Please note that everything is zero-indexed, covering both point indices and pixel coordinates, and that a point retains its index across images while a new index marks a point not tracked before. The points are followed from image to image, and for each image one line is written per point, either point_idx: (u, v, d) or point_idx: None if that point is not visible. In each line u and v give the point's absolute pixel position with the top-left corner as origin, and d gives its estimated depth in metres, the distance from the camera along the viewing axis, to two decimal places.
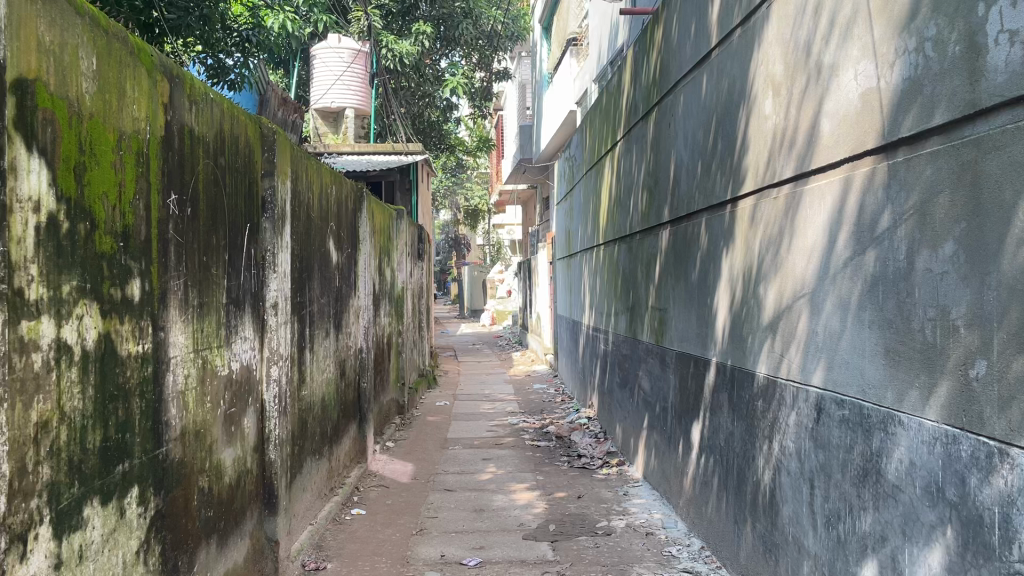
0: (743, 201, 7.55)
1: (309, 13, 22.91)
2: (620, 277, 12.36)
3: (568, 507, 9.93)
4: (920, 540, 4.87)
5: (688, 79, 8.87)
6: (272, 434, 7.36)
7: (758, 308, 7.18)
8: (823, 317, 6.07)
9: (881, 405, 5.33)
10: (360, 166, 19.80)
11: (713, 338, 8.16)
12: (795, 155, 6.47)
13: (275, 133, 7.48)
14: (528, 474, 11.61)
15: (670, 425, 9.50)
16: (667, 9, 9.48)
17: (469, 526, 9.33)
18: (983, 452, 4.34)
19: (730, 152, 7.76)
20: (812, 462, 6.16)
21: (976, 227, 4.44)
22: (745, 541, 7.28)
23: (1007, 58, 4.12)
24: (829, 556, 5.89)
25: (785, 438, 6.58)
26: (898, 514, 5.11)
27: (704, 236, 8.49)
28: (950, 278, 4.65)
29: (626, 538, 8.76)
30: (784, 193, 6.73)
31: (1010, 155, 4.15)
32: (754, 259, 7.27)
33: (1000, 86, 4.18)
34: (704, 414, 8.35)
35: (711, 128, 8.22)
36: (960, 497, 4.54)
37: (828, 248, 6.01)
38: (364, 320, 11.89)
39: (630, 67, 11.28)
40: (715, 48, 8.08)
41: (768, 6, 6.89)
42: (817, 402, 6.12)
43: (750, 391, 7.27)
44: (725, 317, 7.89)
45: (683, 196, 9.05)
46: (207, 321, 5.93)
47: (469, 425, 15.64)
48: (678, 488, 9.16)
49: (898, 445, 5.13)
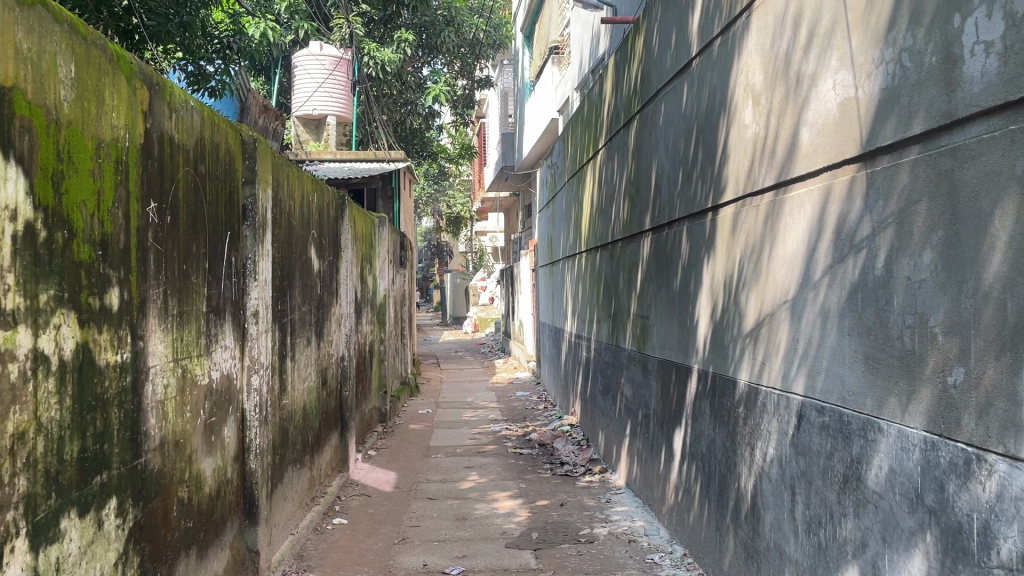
0: (724, 209, 7.59)
1: (290, 20, 22.90)
2: (602, 284, 12.39)
3: (550, 515, 9.91)
4: (899, 546, 4.91)
5: (669, 88, 8.92)
6: (252, 443, 7.30)
7: (738, 316, 7.22)
8: (804, 324, 6.11)
9: (860, 411, 5.38)
10: (342, 174, 19.75)
11: (695, 346, 8.19)
12: (775, 164, 6.53)
13: (256, 140, 7.44)
14: (511, 482, 11.58)
15: (652, 433, 9.53)
16: (647, 18, 9.54)
17: (451, 535, 9.30)
18: (961, 458, 4.40)
19: (710, 161, 7.82)
20: (793, 469, 6.21)
21: (953, 235, 4.50)
22: (727, 549, 7.30)
23: (983, 69, 4.20)
24: (810, 562, 5.92)
25: (766, 445, 6.62)
26: (877, 521, 5.15)
27: (686, 244, 8.53)
28: (928, 286, 4.71)
29: (609, 546, 8.76)
30: (765, 201, 6.77)
31: (985, 163, 4.24)
32: (735, 267, 7.31)
33: (977, 96, 4.26)
34: (686, 422, 8.37)
35: (692, 137, 8.27)
36: (939, 503, 4.59)
37: (808, 256, 6.06)
38: (346, 328, 11.84)
39: (611, 76, 11.34)
40: (695, 58, 8.13)
41: (748, 16, 6.95)
42: (798, 409, 6.15)
43: (731, 397, 7.31)
44: (707, 325, 7.93)
45: (664, 204, 9.10)
46: (187, 329, 5.88)
47: (452, 433, 15.60)
48: (660, 496, 9.18)
49: (877, 451, 5.17)
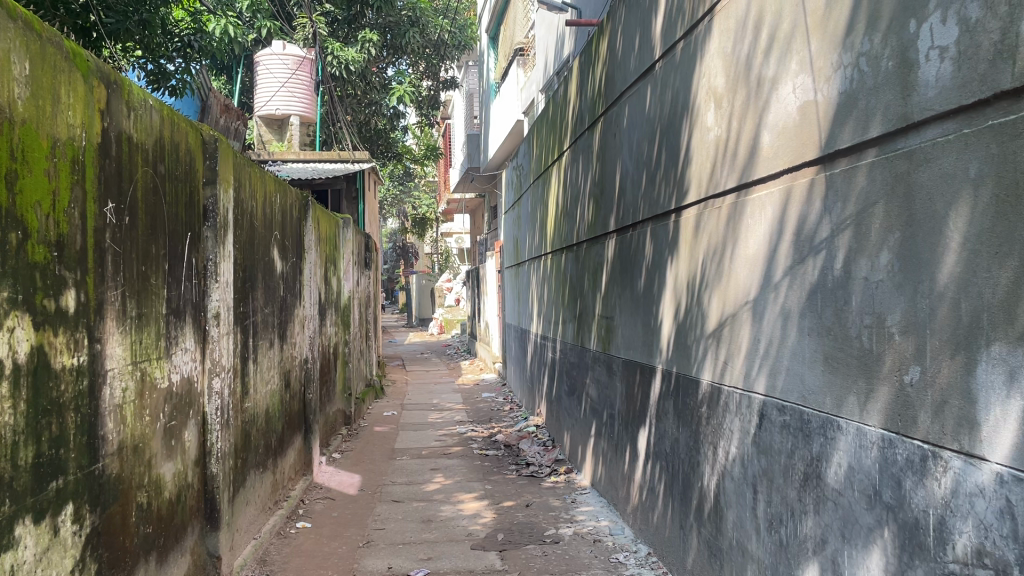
0: (687, 211, 7.66)
1: (252, 19, 22.64)
2: (567, 285, 12.44)
3: (516, 516, 9.92)
4: (858, 542, 5.00)
5: (633, 90, 8.99)
6: (214, 446, 7.19)
7: (701, 317, 7.29)
8: (765, 324, 6.20)
9: (820, 410, 5.46)
10: (305, 174, 19.55)
11: (659, 346, 8.26)
12: (737, 166, 6.61)
13: (217, 140, 7.34)
14: (477, 484, 11.56)
15: (617, 433, 9.58)
16: (611, 21, 9.61)
17: (416, 537, 9.26)
18: (917, 455, 4.50)
19: (673, 163, 7.89)
20: (754, 467, 6.29)
21: (909, 236, 4.60)
22: (691, 547, 7.37)
23: (938, 74, 4.33)
24: (771, 560, 6.00)
25: (729, 444, 6.69)
26: (837, 518, 5.24)
27: (650, 245, 8.59)
28: (885, 287, 4.81)
29: (574, 546, 8.79)
30: (726, 203, 6.85)
31: (940, 166, 4.35)
32: (697, 268, 7.39)
33: (932, 100, 4.38)
34: (650, 422, 8.43)
35: (655, 139, 8.34)
36: (896, 500, 4.68)
37: (769, 257, 6.15)
38: (310, 330, 11.72)
39: (576, 78, 11.38)
40: (658, 61, 8.20)
41: (709, 19, 7.02)
42: (760, 408, 6.23)
43: (694, 397, 7.38)
44: (670, 326, 7.99)
45: (628, 206, 9.16)
46: (146, 331, 5.78)
47: (418, 435, 15.54)
48: (625, 496, 9.23)
49: (836, 449, 5.26)
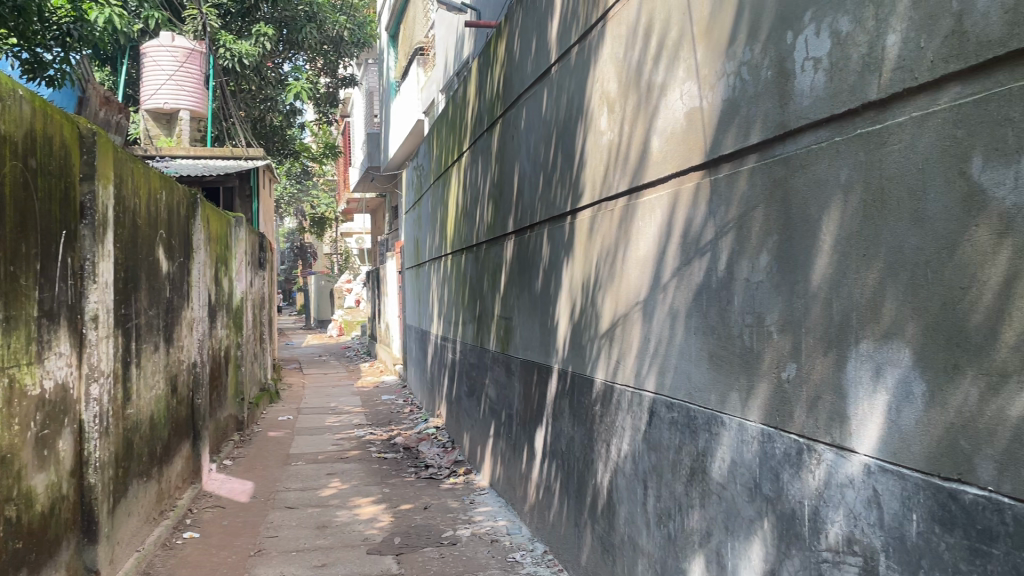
0: (582, 213, 7.77)
1: (138, 8, 21.67)
2: (467, 286, 12.44)
3: (413, 519, 9.85)
4: (740, 534, 5.19)
5: (530, 92, 9.06)
6: (91, 455, 6.83)
7: (595, 317, 7.42)
8: (655, 324, 6.36)
9: (705, 406, 5.64)
10: (196, 171, 18.86)
11: (555, 346, 8.35)
12: (629, 170, 6.75)
13: (95, 133, 6.98)
14: (374, 487, 11.41)
15: (515, 433, 9.65)
16: (509, 24, 9.67)
17: (311, 543, 9.06)
18: (794, 449, 4.73)
19: (569, 166, 8.00)
20: (645, 464, 6.44)
21: (786, 240, 4.83)
22: (585, 544, 7.49)
23: (812, 84, 4.60)
24: (660, 554, 6.15)
25: (621, 441, 6.83)
26: (720, 511, 5.42)
27: (547, 246, 8.68)
28: (764, 287, 5.03)
29: (471, 547, 8.80)
30: (619, 206, 7.00)
31: (814, 173, 4.60)
32: (592, 269, 7.51)
33: (807, 109, 4.64)
34: (547, 421, 8.52)
35: (551, 141, 8.43)
36: (775, 492, 4.89)
37: (658, 259, 6.31)
38: (198, 333, 11.30)
39: (475, 79, 11.40)
40: (554, 65, 8.30)
41: (602, 25, 7.15)
42: (650, 406, 6.38)
43: (589, 396, 7.50)
44: (566, 326, 8.10)
45: (526, 208, 9.23)
46: (14, 335, 5.43)
47: (314, 439, 15.22)
48: (522, 495, 9.30)
49: (720, 444, 5.45)
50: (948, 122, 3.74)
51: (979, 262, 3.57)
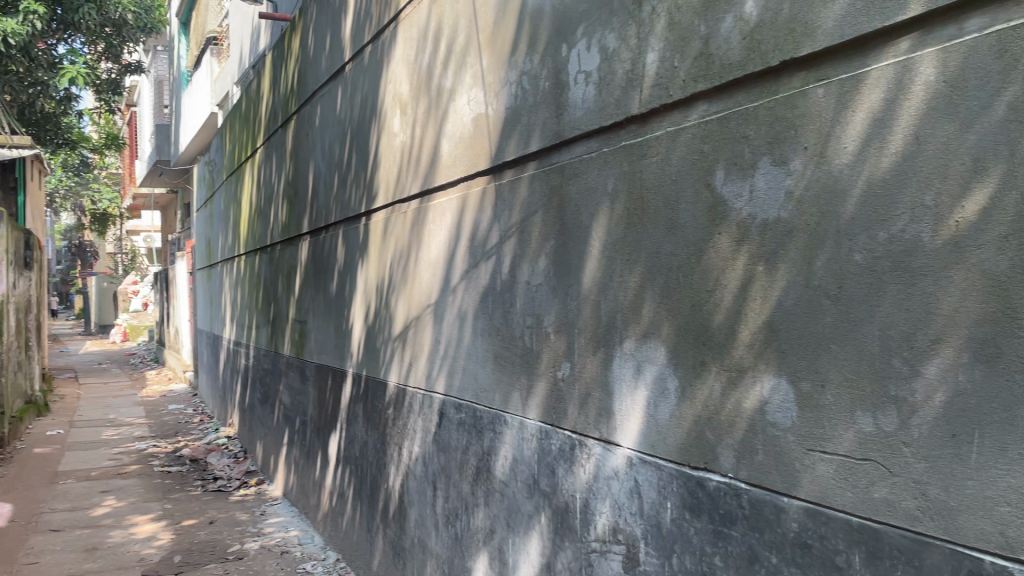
0: (376, 214, 7.69)
1: None
2: (262, 289, 11.97)
3: (197, 535, 9.32)
4: (521, 530, 5.36)
5: (325, 90, 8.86)
6: None
7: (389, 320, 7.36)
8: (444, 326, 6.41)
9: (490, 406, 5.77)
10: None
11: (350, 350, 8.22)
12: (420, 173, 6.75)
13: None
14: (155, 504, 10.68)
15: (309, 440, 9.39)
16: (304, 18, 9.41)
17: (77, 569, 8.33)
18: (567, 445, 4.96)
19: (363, 166, 7.90)
20: (434, 466, 6.46)
21: (562, 245, 5.07)
22: (376, 549, 7.41)
23: (583, 96, 4.87)
24: (448, 554, 6.21)
25: (412, 444, 6.82)
26: (503, 508, 5.56)
27: (341, 248, 8.52)
28: (542, 290, 5.25)
29: (260, 560, 8.46)
30: (412, 208, 6.98)
31: (586, 181, 4.87)
32: (385, 271, 7.45)
33: (579, 120, 4.91)
34: (340, 427, 8.36)
35: (346, 141, 8.29)
36: (550, 487, 5.08)
37: (448, 262, 6.35)
38: None
39: (269, 74, 11.00)
40: (348, 63, 8.16)
41: (395, 26, 7.11)
42: (440, 407, 6.42)
43: (382, 400, 7.43)
44: (360, 329, 7.99)
45: (321, 208, 9.02)
46: None
47: (88, 455, 14.01)
48: (315, 503, 9.07)
49: (503, 443, 5.58)
50: (695, 138, 4.09)
51: (722, 268, 3.94)
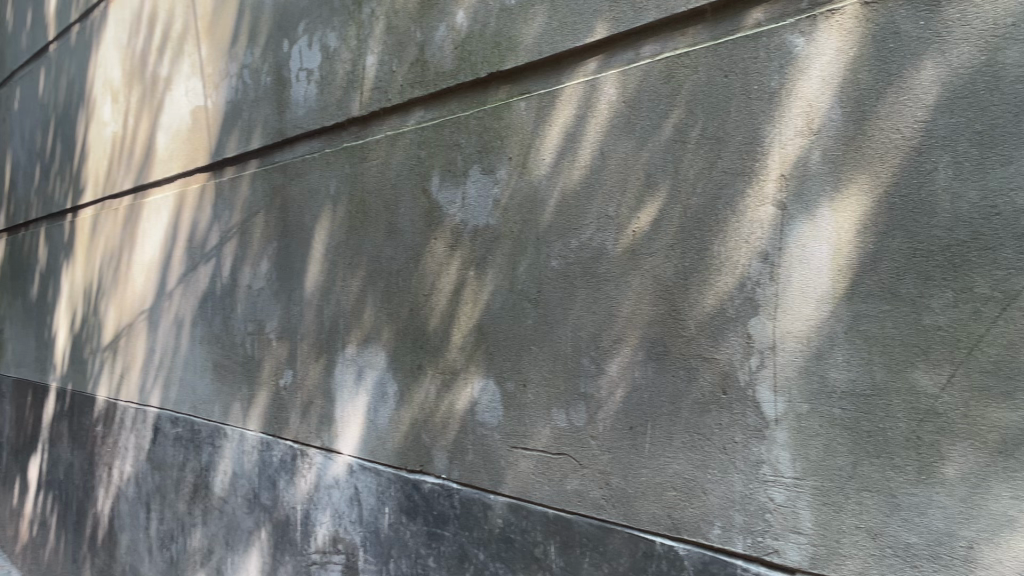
0: (83, 210, 6.98)
1: None
2: None
3: None
4: (240, 547, 5.15)
5: (25, 70, 7.91)
6: None
7: (98, 327, 6.72)
8: (160, 334, 5.97)
9: (210, 419, 5.49)
10: None
11: (53, 362, 7.39)
12: (133, 167, 6.24)
13: None
14: None
15: (5, 464, 8.31)
16: None
17: None
18: (289, 456, 4.86)
19: (69, 158, 7.14)
20: (149, 485, 5.97)
21: (284, 247, 5.01)
22: None
23: (305, 94, 4.85)
24: None
25: (124, 463, 6.25)
26: (221, 526, 5.29)
27: (43, 248, 7.64)
28: (264, 295, 5.14)
29: None
30: (123, 205, 6.41)
31: (308, 182, 4.85)
32: (94, 274, 6.78)
33: (301, 119, 4.87)
34: (42, 448, 7.48)
35: (50, 129, 7.46)
36: (271, 500, 4.94)
37: (164, 263, 5.93)
38: None
39: None
40: (52, 42, 7.35)
41: (105, 6, 6.52)
42: (155, 422, 5.94)
43: (90, 416, 6.75)
44: (65, 339, 7.21)
45: (19, 203, 8.03)
46: None
47: None
48: (12, 535, 8.05)
49: (223, 457, 5.31)
50: (413, 143, 4.29)
51: (437, 272, 4.19)
